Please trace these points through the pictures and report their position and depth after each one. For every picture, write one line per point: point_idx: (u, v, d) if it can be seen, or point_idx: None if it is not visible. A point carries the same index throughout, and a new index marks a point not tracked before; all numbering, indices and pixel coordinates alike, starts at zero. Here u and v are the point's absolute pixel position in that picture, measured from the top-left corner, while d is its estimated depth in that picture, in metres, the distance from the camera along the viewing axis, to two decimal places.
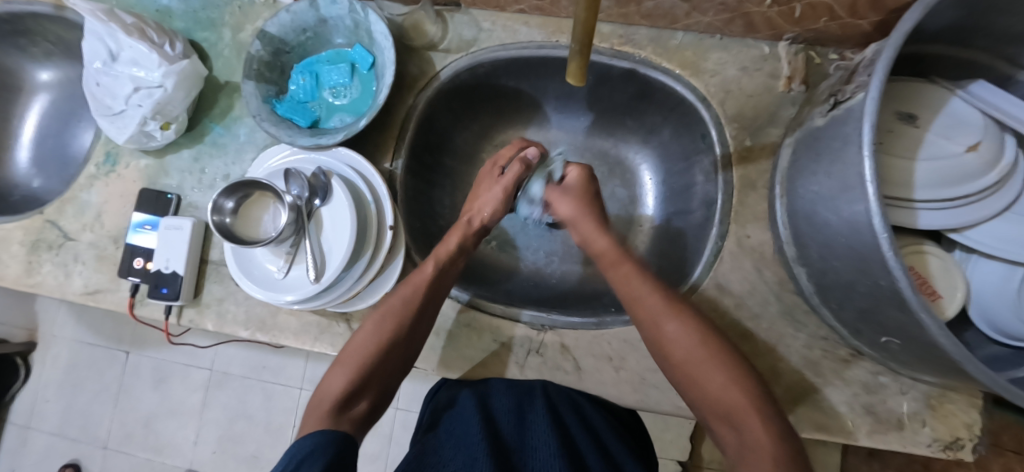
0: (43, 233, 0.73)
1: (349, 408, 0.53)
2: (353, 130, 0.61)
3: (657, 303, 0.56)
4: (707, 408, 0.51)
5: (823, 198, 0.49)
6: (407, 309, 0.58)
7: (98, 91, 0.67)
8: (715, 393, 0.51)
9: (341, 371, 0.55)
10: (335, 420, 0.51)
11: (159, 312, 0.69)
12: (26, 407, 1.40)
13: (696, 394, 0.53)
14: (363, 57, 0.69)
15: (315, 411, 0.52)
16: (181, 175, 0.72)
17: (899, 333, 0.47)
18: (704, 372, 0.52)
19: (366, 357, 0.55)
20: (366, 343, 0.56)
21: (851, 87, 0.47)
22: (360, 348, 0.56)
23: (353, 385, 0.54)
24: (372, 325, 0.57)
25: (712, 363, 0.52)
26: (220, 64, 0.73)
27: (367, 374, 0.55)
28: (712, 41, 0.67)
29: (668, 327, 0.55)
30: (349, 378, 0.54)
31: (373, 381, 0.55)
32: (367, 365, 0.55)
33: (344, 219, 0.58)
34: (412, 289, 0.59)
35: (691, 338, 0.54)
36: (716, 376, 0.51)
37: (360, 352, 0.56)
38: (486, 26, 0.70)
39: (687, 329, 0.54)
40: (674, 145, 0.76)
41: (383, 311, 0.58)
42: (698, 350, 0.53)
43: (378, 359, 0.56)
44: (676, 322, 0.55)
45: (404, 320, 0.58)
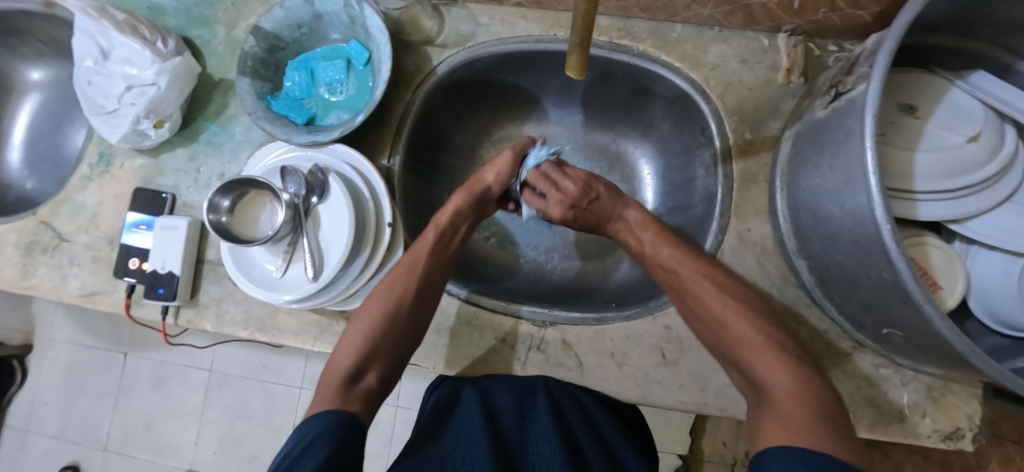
0: (37, 235, 0.72)
1: (359, 380, 0.52)
2: (350, 127, 0.61)
3: (693, 272, 0.54)
4: (736, 366, 0.49)
5: (826, 191, 0.49)
6: (411, 275, 0.57)
7: (90, 89, 0.66)
8: (761, 367, 0.46)
9: (349, 343, 0.54)
10: (343, 393, 0.49)
11: (156, 313, 0.68)
12: (25, 410, 1.39)
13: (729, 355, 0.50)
14: (359, 53, 0.68)
15: (324, 386, 0.51)
16: (177, 175, 0.71)
17: (902, 326, 0.46)
18: (735, 332, 0.49)
19: (373, 328, 0.54)
20: (372, 314, 0.56)
21: (853, 78, 0.47)
22: (367, 318, 0.55)
23: (361, 358, 0.53)
24: (377, 296, 0.57)
25: (742, 322, 0.49)
26: (214, 62, 0.72)
27: (374, 345, 0.54)
28: (711, 34, 0.67)
29: (703, 291, 0.52)
30: (357, 351, 0.53)
31: (381, 352, 0.54)
32: (374, 336, 0.54)
33: (342, 217, 0.57)
34: (415, 256, 0.59)
35: (724, 299, 0.51)
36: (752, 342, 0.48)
37: (368, 321, 0.55)
38: (484, 20, 0.69)
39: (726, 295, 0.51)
40: (674, 140, 0.75)
41: (387, 280, 0.58)
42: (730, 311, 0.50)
43: (384, 330, 0.55)
44: (713, 288, 0.52)
45: (408, 288, 0.57)
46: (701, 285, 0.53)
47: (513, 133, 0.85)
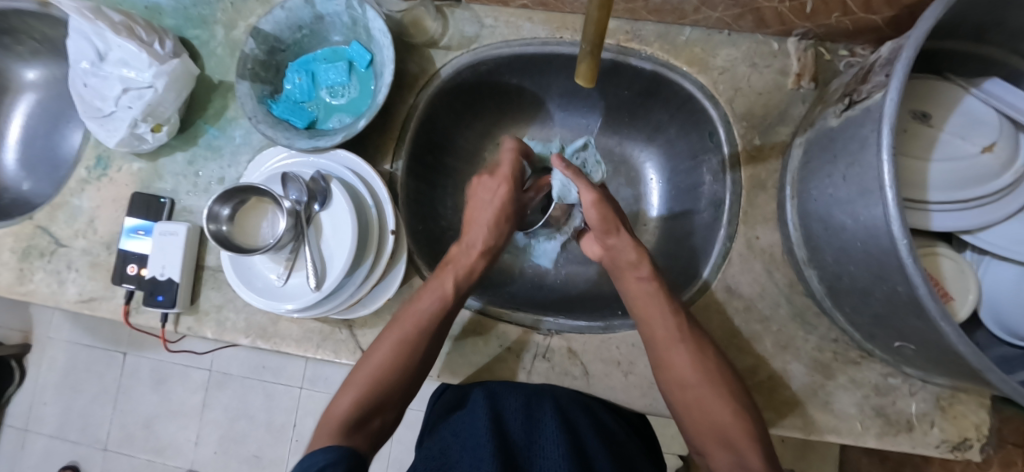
0: (33, 240, 0.71)
1: (362, 425, 0.53)
2: (353, 131, 0.59)
3: (665, 308, 0.57)
4: (688, 398, 0.55)
5: (838, 201, 0.48)
6: (422, 332, 0.57)
7: (86, 92, 0.65)
8: (712, 408, 0.54)
9: (353, 390, 0.55)
10: (347, 436, 0.51)
11: (155, 320, 0.67)
12: (23, 410, 1.39)
13: (671, 382, 0.56)
14: (361, 55, 0.67)
15: (328, 427, 0.52)
16: (175, 179, 0.70)
17: (915, 339, 0.46)
18: (681, 364, 0.55)
19: (379, 379, 0.56)
20: (380, 363, 0.56)
21: (868, 86, 0.46)
22: (371, 370, 0.56)
23: (361, 405, 0.54)
24: (384, 344, 0.57)
25: (683, 352, 0.55)
26: (213, 63, 0.71)
27: (378, 393, 0.55)
28: (720, 37, 0.66)
29: (655, 321, 0.57)
30: (357, 398, 0.54)
31: (381, 400, 0.55)
32: (378, 385, 0.55)
33: (345, 224, 0.56)
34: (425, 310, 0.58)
35: (678, 341, 0.56)
36: (706, 390, 0.54)
37: (369, 376, 0.56)
38: (489, 22, 0.68)
39: (676, 336, 0.56)
40: (681, 144, 0.74)
41: (397, 333, 0.57)
42: (677, 340, 0.56)
43: (386, 381, 0.56)
44: (671, 329, 0.56)
45: (418, 340, 0.57)
46: (660, 312, 0.57)
47: (518, 136, 0.84)
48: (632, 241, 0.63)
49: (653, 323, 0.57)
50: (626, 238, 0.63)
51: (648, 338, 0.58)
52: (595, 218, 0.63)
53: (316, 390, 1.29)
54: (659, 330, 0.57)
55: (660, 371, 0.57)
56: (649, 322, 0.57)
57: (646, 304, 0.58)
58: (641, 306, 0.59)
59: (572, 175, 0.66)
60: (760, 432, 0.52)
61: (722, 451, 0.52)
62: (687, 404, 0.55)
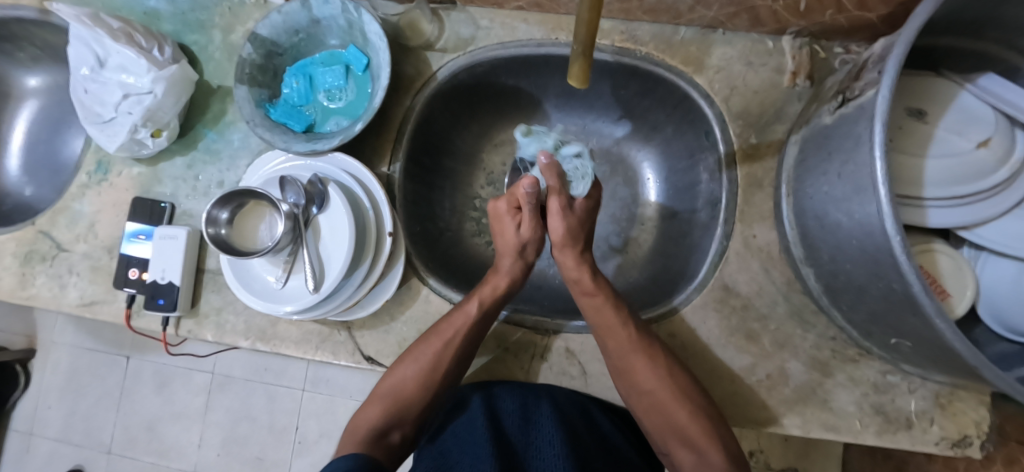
0: (35, 245, 0.72)
1: (386, 436, 0.57)
2: (350, 134, 0.60)
3: (615, 320, 0.58)
4: (648, 403, 0.57)
5: (833, 199, 0.48)
6: (445, 353, 0.58)
7: (86, 98, 0.66)
8: (671, 411, 0.55)
9: (377, 405, 0.58)
10: (371, 448, 0.55)
11: (156, 323, 0.67)
12: (28, 413, 1.40)
13: (629, 388, 0.58)
14: (358, 58, 0.67)
15: (353, 440, 0.56)
16: (175, 183, 0.70)
17: (911, 336, 0.46)
18: (641, 372, 0.56)
19: (401, 395, 0.58)
20: (401, 381, 0.58)
21: (861, 83, 0.46)
22: (393, 387, 0.58)
23: (387, 416, 0.58)
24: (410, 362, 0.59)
25: (641, 360, 0.56)
26: (211, 68, 0.71)
27: (401, 408, 0.58)
28: (715, 36, 0.66)
29: (613, 329, 0.58)
30: (384, 411, 0.58)
31: (406, 413, 0.58)
32: (400, 401, 0.58)
33: (342, 227, 0.56)
34: (453, 333, 0.58)
35: (633, 350, 0.57)
36: (663, 394, 0.56)
37: (391, 392, 0.58)
38: (485, 24, 0.68)
39: (632, 346, 0.57)
40: (678, 143, 0.74)
41: (421, 352, 0.58)
42: (633, 349, 0.57)
43: (409, 398, 0.58)
44: (624, 339, 0.57)
45: (442, 359, 0.58)
46: (618, 322, 0.58)
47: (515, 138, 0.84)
48: (574, 256, 0.64)
49: (608, 333, 0.58)
50: (570, 253, 0.64)
51: (604, 349, 0.59)
52: (558, 232, 0.63)
53: (318, 392, 1.29)
54: (611, 340, 0.58)
55: (620, 378, 0.59)
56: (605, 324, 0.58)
57: (598, 309, 0.60)
58: (593, 309, 0.60)
59: (549, 170, 0.63)
60: (721, 433, 0.54)
61: (685, 451, 0.54)
62: (649, 408, 0.57)
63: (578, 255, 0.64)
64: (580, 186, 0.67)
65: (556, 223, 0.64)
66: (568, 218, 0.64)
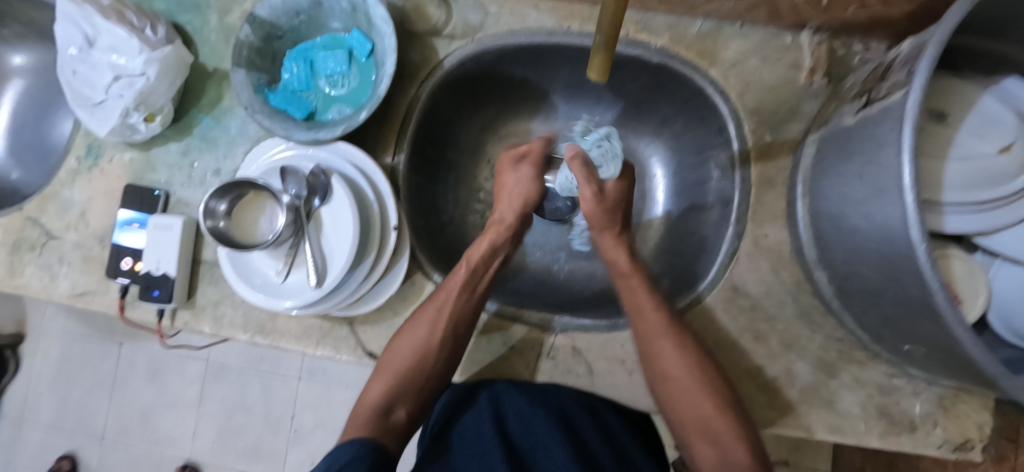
0: (24, 232, 0.69)
1: (390, 414, 0.57)
2: (353, 124, 0.58)
3: (649, 303, 0.58)
4: (671, 391, 0.56)
5: (852, 201, 0.47)
6: (439, 319, 0.58)
7: (75, 80, 0.63)
8: (695, 401, 0.55)
9: (380, 380, 0.58)
10: (375, 428, 0.55)
11: (151, 315, 0.65)
12: (20, 399, 1.39)
13: (656, 378, 0.57)
14: (361, 43, 0.64)
15: (358, 420, 0.56)
16: (170, 170, 0.68)
17: (926, 342, 0.45)
18: (669, 359, 0.56)
19: (403, 368, 0.58)
20: (403, 352, 0.58)
21: (887, 84, 0.45)
22: (397, 357, 0.58)
23: (391, 393, 0.57)
24: (411, 330, 0.58)
25: (673, 347, 0.56)
26: (207, 50, 0.68)
27: (404, 383, 0.58)
28: (732, 30, 0.64)
29: (642, 304, 0.59)
30: (388, 386, 0.57)
31: (410, 390, 0.58)
32: (404, 373, 0.58)
33: (346, 221, 0.54)
34: (445, 295, 0.58)
35: (664, 335, 0.56)
36: (689, 384, 0.55)
37: (395, 365, 0.58)
38: (493, 10, 0.66)
39: (664, 328, 0.56)
40: (687, 138, 0.73)
41: (419, 319, 0.58)
42: (667, 332, 0.56)
43: (413, 370, 0.58)
44: (660, 321, 0.57)
45: (437, 328, 0.58)
46: (650, 305, 0.58)
47: (521, 130, 0.82)
48: (613, 235, 0.66)
49: (640, 317, 0.58)
50: (609, 234, 0.66)
51: (636, 333, 0.58)
52: (592, 214, 0.65)
53: (314, 381, 1.28)
54: (644, 323, 0.57)
55: (647, 362, 0.58)
56: (635, 297, 0.60)
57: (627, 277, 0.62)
58: (625, 274, 0.62)
59: (578, 167, 0.65)
60: (747, 427, 0.54)
61: (706, 444, 0.54)
62: (668, 399, 0.56)
63: (615, 236, 0.66)
64: (610, 169, 0.69)
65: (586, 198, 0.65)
66: (602, 201, 0.65)
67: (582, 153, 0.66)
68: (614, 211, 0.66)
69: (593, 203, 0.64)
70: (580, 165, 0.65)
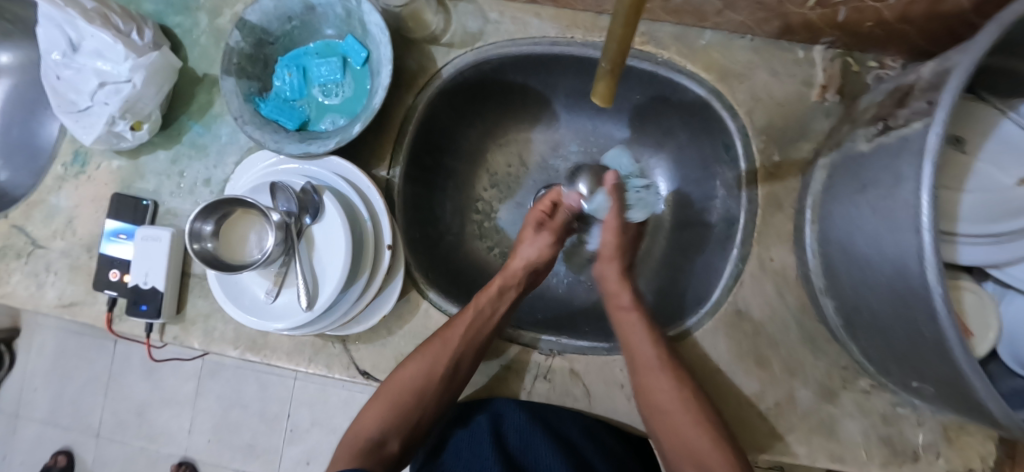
0: (10, 240, 0.67)
1: (383, 446, 0.54)
2: (347, 137, 0.56)
3: (643, 331, 0.57)
4: (663, 419, 0.54)
5: (864, 233, 0.45)
6: (445, 351, 0.56)
7: (60, 85, 0.60)
8: (686, 430, 0.52)
9: (377, 408, 0.56)
10: (367, 458, 0.52)
11: (139, 329, 0.64)
12: (15, 394, 1.38)
13: (649, 406, 0.55)
14: (356, 50, 0.62)
15: (349, 449, 0.54)
16: (159, 179, 0.66)
17: (936, 382, 0.43)
18: (658, 388, 0.54)
19: (402, 397, 0.56)
20: (405, 380, 0.56)
21: (905, 112, 0.43)
22: (397, 385, 0.56)
23: (387, 423, 0.55)
24: (417, 358, 0.57)
25: (665, 380, 0.54)
26: (197, 54, 0.66)
27: (401, 414, 0.55)
28: (742, 42, 0.61)
29: (634, 334, 0.57)
30: (384, 416, 0.55)
31: (406, 421, 0.56)
32: (402, 403, 0.55)
33: (338, 240, 0.52)
34: (453, 329, 0.57)
35: (656, 365, 0.55)
36: (681, 414, 0.53)
37: (393, 394, 0.56)
38: (495, 18, 0.63)
39: (656, 360, 0.55)
40: (692, 152, 0.70)
41: (425, 348, 0.57)
42: (656, 366, 0.55)
43: (413, 400, 0.56)
44: (651, 354, 0.55)
45: (442, 360, 0.56)
46: (641, 334, 0.57)
47: (521, 138, 0.80)
48: (619, 268, 0.64)
49: (634, 344, 0.57)
50: (613, 266, 0.64)
51: (631, 363, 0.57)
52: (609, 242, 0.64)
53: (310, 381, 1.28)
54: (638, 353, 0.56)
55: (638, 395, 0.56)
56: (630, 325, 0.58)
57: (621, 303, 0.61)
58: (618, 302, 0.61)
59: (613, 192, 0.64)
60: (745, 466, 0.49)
61: None
62: (663, 429, 0.54)
63: (620, 271, 0.63)
64: (638, 213, 0.70)
65: (608, 232, 0.64)
66: (618, 233, 0.64)
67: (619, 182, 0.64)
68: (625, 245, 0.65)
69: (616, 232, 0.64)
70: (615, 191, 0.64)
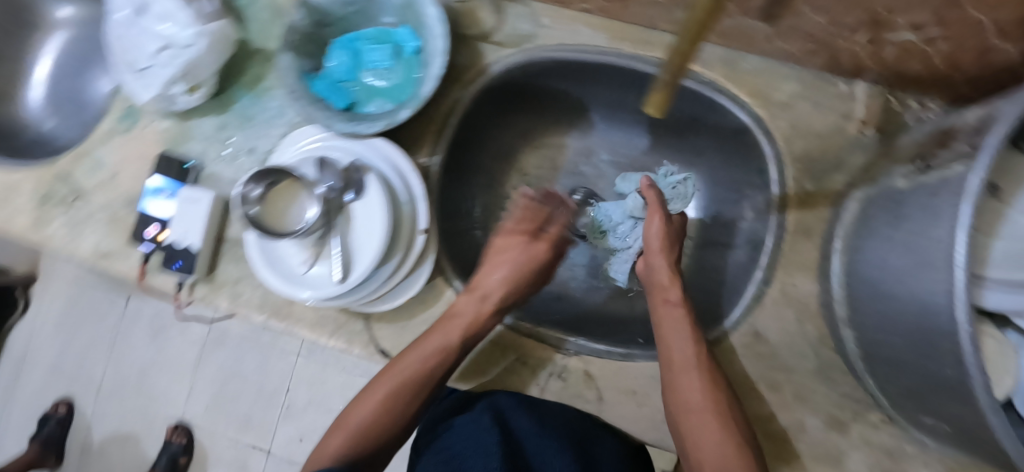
0: (53, 187, 0.69)
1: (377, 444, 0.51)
2: (395, 121, 0.58)
3: (681, 327, 0.56)
4: (688, 419, 0.52)
5: (894, 269, 0.46)
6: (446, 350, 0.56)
7: (123, 44, 0.63)
8: (708, 434, 0.50)
9: (371, 403, 0.53)
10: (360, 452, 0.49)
11: (170, 285, 0.66)
12: (24, 339, 1.41)
13: (676, 403, 0.54)
14: (409, 40, 0.64)
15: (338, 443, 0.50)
16: (204, 144, 0.68)
17: (950, 420, 0.44)
18: (689, 385, 0.53)
19: (399, 392, 0.54)
20: (405, 374, 0.54)
21: (947, 154, 0.44)
22: (396, 379, 0.54)
23: (382, 417, 0.53)
24: (418, 351, 0.55)
25: (696, 380, 0.53)
26: (255, 27, 0.68)
27: (396, 409, 0.53)
28: (786, 71, 0.62)
29: (670, 324, 0.57)
30: (379, 409, 0.53)
31: (400, 417, 0.54)
32: (399, 397, 0.54)
33: (376, 218, 0.54)
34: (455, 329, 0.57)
35: (692, 363, 0.54)
36: (706, 415, 0.51)
37: (390, 389, 0.54)
38: (546, 22, 0.65)
39: (692, 359, 0.54)
40: (724, 174, 0.72)
41: (427, 342, 0.56)
42: (693, 365, 0.54)
43: (410, 395, 0.54)
44: (689, 354, 0.54)
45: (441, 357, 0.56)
46: (675, 325, 0.57)
47: (556, 143, 0.81)
48: (669, 264, 0.60)
49: (670, 337, 0.56)
50: (661, 259, 0.60)
51: (666, 360, 0.56)
52: (654, 236, 0.60)
53: (311, 360, 1.29)
54: (677, 351, 0.55)
55: (666, 392, 0.55)
56: (670, 314, 0.57)
57: (664, 290, 0.59)
58: (660, 289, 0.60)
59: (651, 194, 0.62)
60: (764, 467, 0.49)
61: None
62: (687, 428, 0.52)
63: (671, 262, 0.60)
64: (677, 205, 0.68)
65: (652, 225, 0.60)
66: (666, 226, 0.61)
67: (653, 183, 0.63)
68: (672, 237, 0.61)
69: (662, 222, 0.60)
70: (652, 192, 0.62)
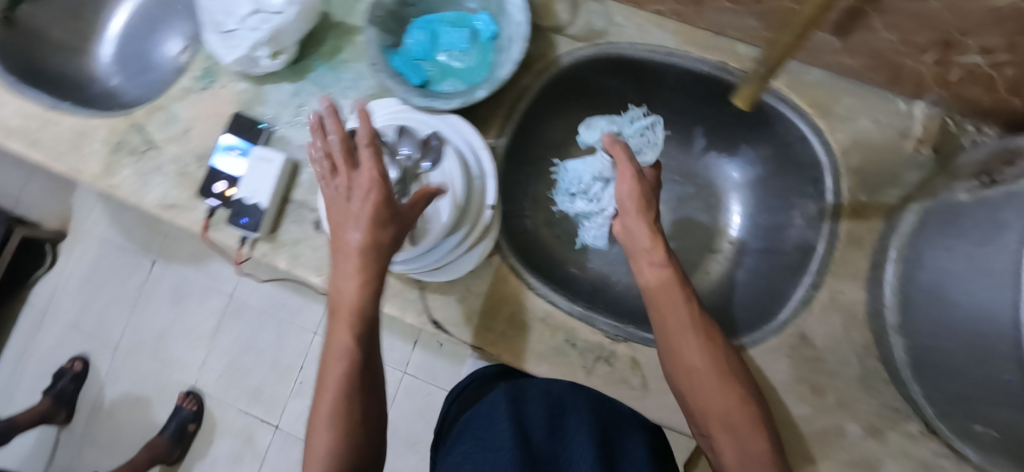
0: (126, 136, 0.72)
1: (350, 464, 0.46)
2: (470, 100, 0.60)
3: (672, 289, 0.56)
4: (690, 379, 0.54)
5: (955, 276, 0.47)
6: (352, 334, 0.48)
7: (212, 5, 0.65)
8: (714, 393, 0.53)
9: (321, 431, 0.46)
10: None
11: (232, 240, 0.67)
12: (47, 293, 1.42)
13: (677, 365, 0.55)
14: (488, 26, 0.66)
15: None
16: (278, 107, 0.70)
17: (1001, 427, 0.45)
18: (689, 348, 0.54)
19: (338, 402, 0.47)
20: (333, 380, 0.47)
21: (1015, 170, 0.45)
22: (328, 394, 0.47)
23: (339, 437, 0.46)
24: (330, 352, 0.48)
25: (695, 342, 0.55)
26: (338, 2, 0.71)
27: (348, 420, 0.47)
28: (848, 86, 0.65)
29: (658, 288, 0.56)
30: (335, 433, 0.46)
31: (356, 425, 0.47)
32: (342, 408, 0.47)
33: (450, 189, 0.56)
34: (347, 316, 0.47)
35: (690, 325, 0.55)
36: (710, 375, 0.53)
37: (329, 405, 0.47)
38: (619, 20, 0.67)
39: (688, 321, 0.55)
40: (775, 183, 0.75)
41: (335, 340, 0.48)
42: (688, 327, 0.55)
43: (350, 398, 0.47)
44: (683, 317, 0.55)
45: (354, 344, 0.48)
46: (663, 286, 0.56)
47: None
48: (648, 225, 0.57)
49: (661, 298, 0.56)
50: (643, 221, 0.57)
51: (659, 322, 0.56)
52: (633, 195, 0.58)
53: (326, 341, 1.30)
54: (672, 315, 0.55)
55: (665, 357, 0.56)
56: (658, 273, 0.57)
57: (647, 251, 0.57)
58: (641, 252, 0.58)
59: (620, 150, 0.58)
60: (766, 419, 0.53)
61: (727, 436, 0.52)
62: (691, 387, 0.54)
63: (652, 221, 0.58)
64: (648, 156, 0.75)
65: (624, 185, 0.58)
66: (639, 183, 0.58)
67: (617, 138, 0.59)
68: (649, 195, 0.59)
69: (635, 181, 0.57)
70: (621, 149, 0.58)
